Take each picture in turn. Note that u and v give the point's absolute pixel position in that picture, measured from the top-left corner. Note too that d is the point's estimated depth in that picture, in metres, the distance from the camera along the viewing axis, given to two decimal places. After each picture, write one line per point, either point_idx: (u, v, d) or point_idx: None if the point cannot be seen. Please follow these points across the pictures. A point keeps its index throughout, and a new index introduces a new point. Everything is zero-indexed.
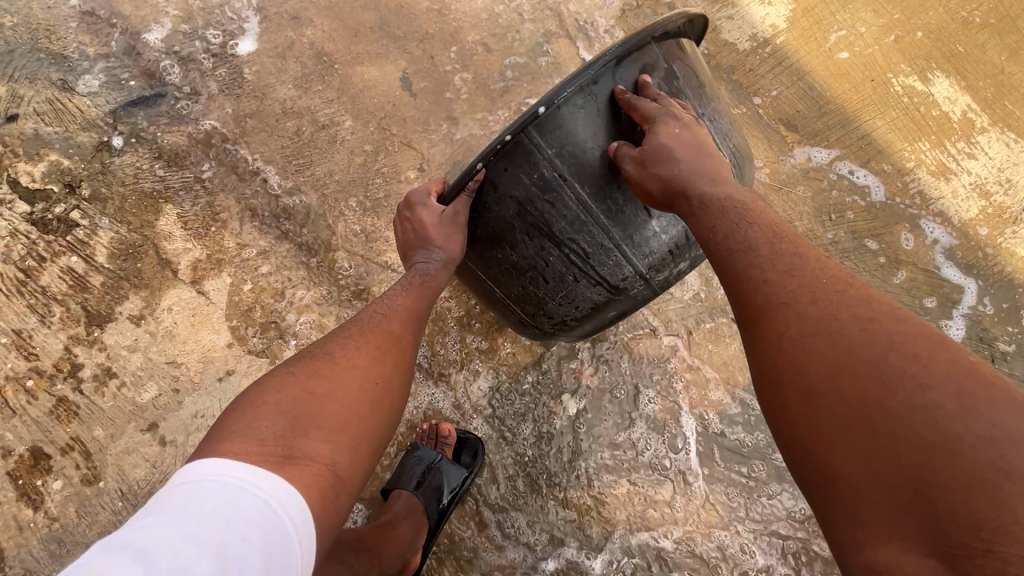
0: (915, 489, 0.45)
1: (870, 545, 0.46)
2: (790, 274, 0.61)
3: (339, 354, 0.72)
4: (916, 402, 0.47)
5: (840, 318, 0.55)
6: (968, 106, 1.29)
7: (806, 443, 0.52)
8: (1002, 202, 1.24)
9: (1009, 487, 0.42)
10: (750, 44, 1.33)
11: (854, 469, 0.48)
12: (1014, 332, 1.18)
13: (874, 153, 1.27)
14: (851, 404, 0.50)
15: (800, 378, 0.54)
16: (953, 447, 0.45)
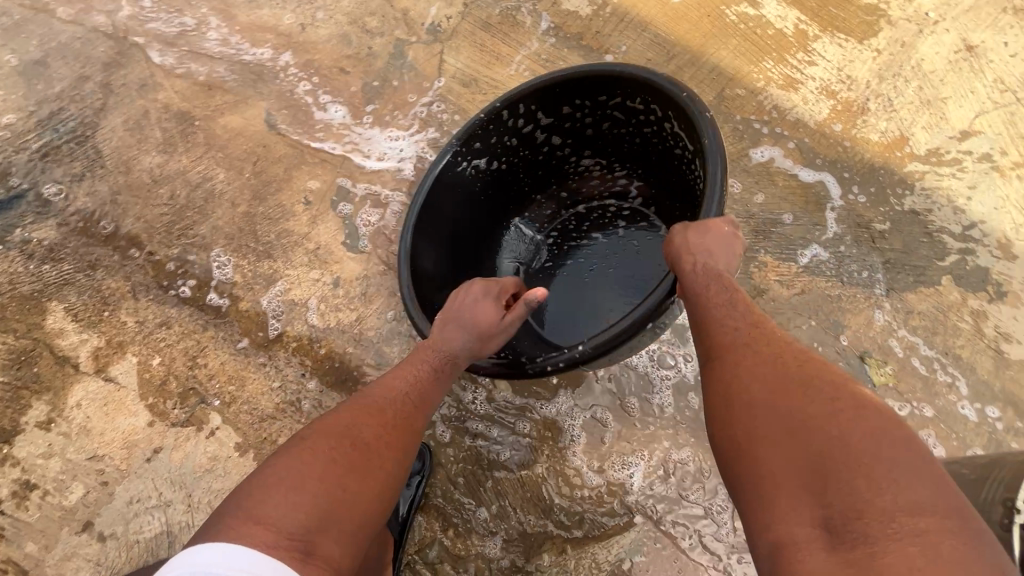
0: (814, 472, 0.54)
1: (774, 521, 0.55)
2: (752, 327, 0.74)
3: (368, 437, 0.75)
4: (826, 410, 0.58)
5: (782, 355, 0.67)
6: (798, 19, 1.39)
7: (740, 438, 0.62)
8: (848, 97, 1.34)
9: (879, 469, 0.52)
10: (591, 9, 1.39)
11: (773, 459, 0.58)
12: (885, 211, 1.27)
13: (726, 81, 1.35)
14: (781, 412, 0.60)
15: (746, 395, 0.65)
16: (845, 440, 0.54)
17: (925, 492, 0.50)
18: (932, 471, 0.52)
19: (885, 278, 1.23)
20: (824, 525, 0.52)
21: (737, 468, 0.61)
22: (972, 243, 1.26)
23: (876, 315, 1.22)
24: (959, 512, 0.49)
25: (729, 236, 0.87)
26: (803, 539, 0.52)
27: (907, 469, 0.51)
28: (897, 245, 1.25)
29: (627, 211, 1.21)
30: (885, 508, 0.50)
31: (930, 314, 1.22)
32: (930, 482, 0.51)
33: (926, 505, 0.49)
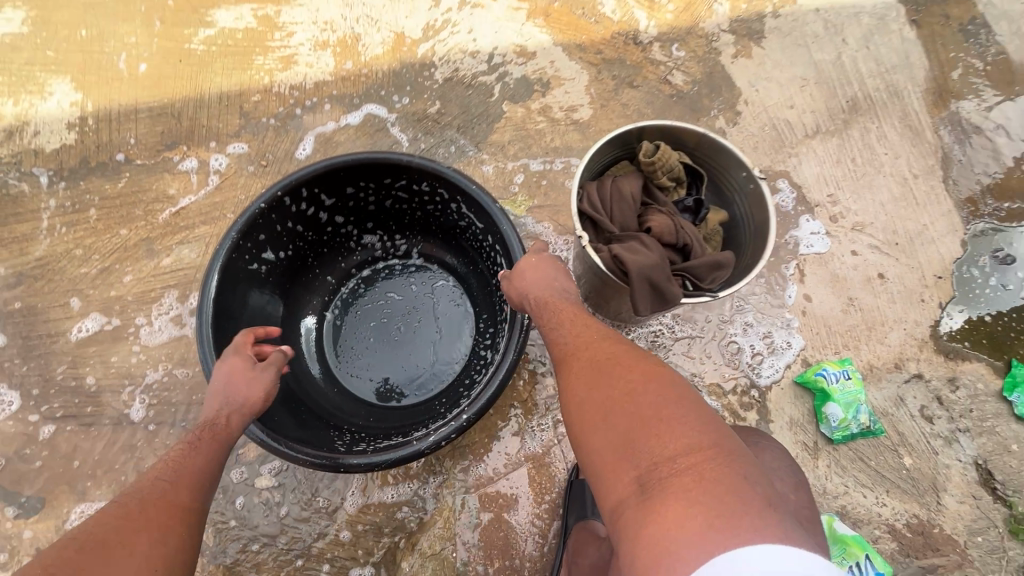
0: (621, 446, 0.64)
1: (608, 496, 0.64)
2: (576, 337, 0.83)
3: (119, 537, 0.61)
4: (625, 392, 0.69)
5: (596, 356, 0.78)
6: (254, 10, 1.47)
7: (580, 434, 0.71)
8: (338, 38, 1.47)
9: (661, 425, 0.63)
10: (75, 132, 1.33)
11: (598, 446, 0.67)
12: (430, 94, 1.42)
13: (238, 98, 1.39)
14: (597, 404, 0.70)
15: (575, 401, 0.74)
16: (639, 412, 0.65)
17: (692, 433, 0.61)
18: (701, 415, 0.64)
19: (468, 139, 1.39)
20: (637, 486, 0.60)
21: (583, 461, 0.70)
22: (501, 69, 1.46)
23: (483, 169, 1.37)
24: (717, 439, 0.61)
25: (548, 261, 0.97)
26: (622, 500, 0.61)
27: (679, 419, 0.63)
28: (456, 110, 1.41)
29: (414, 268, 1.27)
30: (666, 456, 0.60)
31: (516, 137, 1.41)
32: (698, 426, 0.62)
33: (694, 442, 0.60)
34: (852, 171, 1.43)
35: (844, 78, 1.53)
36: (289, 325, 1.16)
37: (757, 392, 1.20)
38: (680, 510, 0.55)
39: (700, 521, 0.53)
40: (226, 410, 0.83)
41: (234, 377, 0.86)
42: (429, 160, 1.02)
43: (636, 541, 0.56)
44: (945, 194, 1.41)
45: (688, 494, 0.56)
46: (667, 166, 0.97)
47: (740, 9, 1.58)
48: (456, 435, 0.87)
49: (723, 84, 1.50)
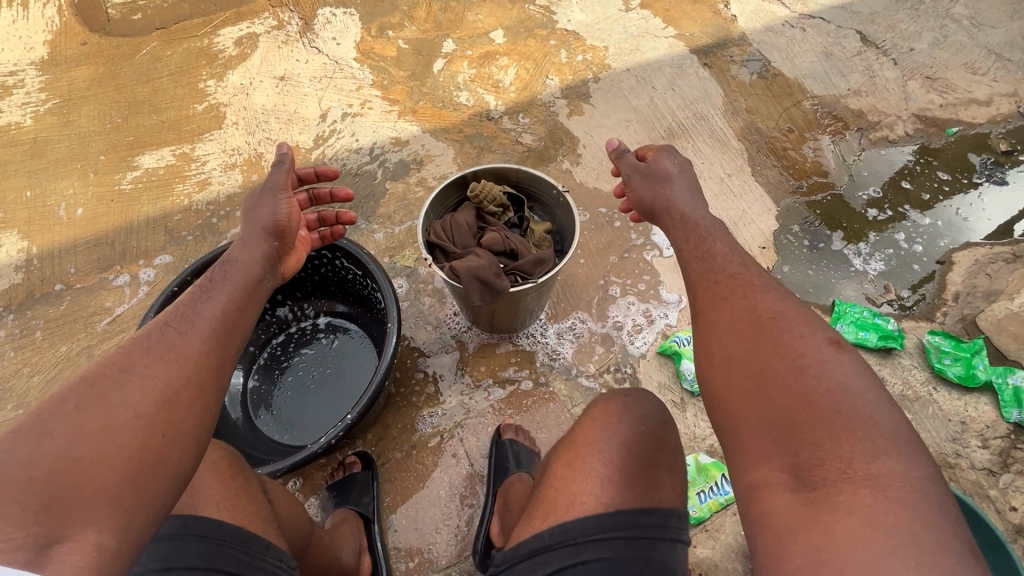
0: (783, 426, 0.70)
1: (751, 465, 0.71)
2: (720, 300, 0.88)
3: (144, 360, 0.74)
4: (796, 369, 0.73)
5: (751, 318, 0.82)
6: (172, 150, 1.79)
7: (725, 395, 0.79)
8: (244, 159, 1.79)
9: (838, 421, 0.67)
10: (23, 272, 1.57)
11: (750, 415, 0.74)
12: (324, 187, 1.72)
13: (163, 219, 1.66)
14: (757, 373, 0.76)
15: (723, 360, 0.81)
16: (812, 397, 0.70)
17: (877, 440, 0.65)
18: (883, 417, 0.67)
19: (359, 216, 1.67)
20: (796, 473, 0.66)
21: (725, 423, 0.77)
22: (381, 157, 1.79)
23: (376, 237, 1.64)
24: (905, 450, 0.64)
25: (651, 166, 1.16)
26: (774, 479, 0.68)
27: (861, 419, 0.67)
28: (347, 195, 1.71)
29: (323, 327, 1.47)
30: (843, 455, 0.65)
31: (400, 207, 1.69)
32: (884, 431, 0.65)
33: (875, 450, 0.64)
34: None
35: (659, 114, 1.90)
36: None
37: (628, 367, 1.39)
38: (853, 519, 0.60)
39: (874, 539, 0.58)
40: (244, 248, 1.02)
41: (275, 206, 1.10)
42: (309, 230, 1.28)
43: (785, 526, 0.64)
44: (756, 183, 1.73)
45: (866, 500, 0.61)
46: (492, 196, 1.25)
47: (567, 80, 1.98)
48: (343, 434, 1.08)
49: (563, 136, 1.85)
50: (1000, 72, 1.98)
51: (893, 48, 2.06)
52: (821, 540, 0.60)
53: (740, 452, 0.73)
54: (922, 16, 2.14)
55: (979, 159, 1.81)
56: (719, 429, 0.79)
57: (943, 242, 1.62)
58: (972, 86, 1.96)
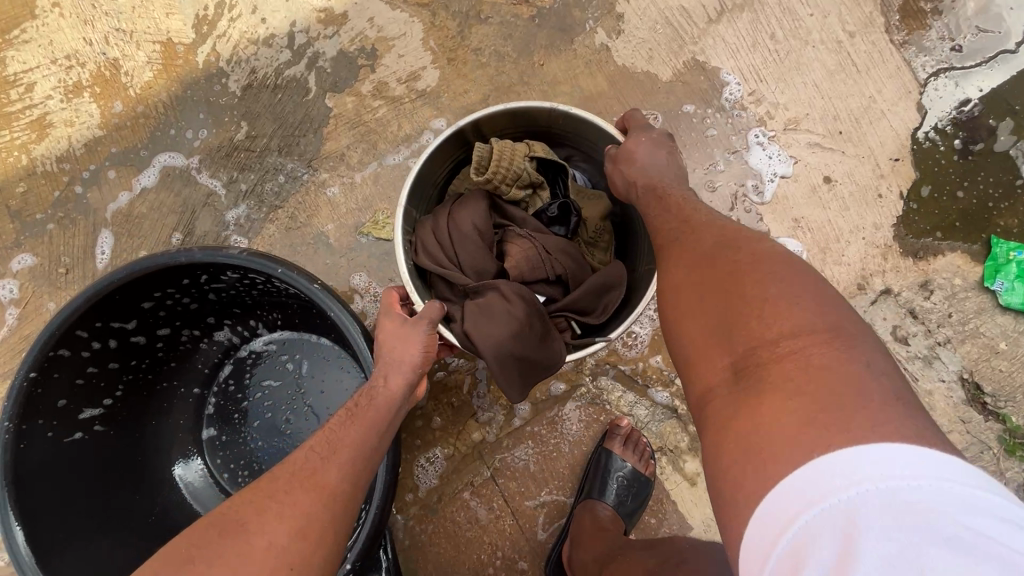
0: (720, 331, 0.56)
1: (695, 377, 0.57)
2: (660, 215, 0.71)
3: (292, 468, 0.64)
4: (732, 264, 0.58)
5: (690, 227, 0.66)
6: None
7: (664, 308, 0.64)
8: (91, 72, 1.13)
9: (776, 310, 0.53)
10: None
11: (691, 327, 0.59)
12: (232, 114, 1.11)
13: (2, 195, 1.10)
14: (690, 275, 0.61)
15: (664, 268, 0.65)
16: (745, 291, 0.55)
17: (814, 320, 0.51)
18: (831, 306, 0.53)
19: (295, 160, 1.10)
20: (732, 373, 0.53)
21: (669, 340, 0.62)
22: (309, 51, 1.13)
23: (329, 193, 1.10)
24: (849, 333, 0.50)
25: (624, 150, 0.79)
26: (715, 384, 0.54)
27: (802, 307, 0.52)
28: (270, 125, 1.11)
29: (287, 345, 1.04)
30: (777, 341, 0.51)
31: (355, 137, 1.11)
32: (826, 314, 0.52)
33: (813, 330, 0.51)
34: (773, 52, 1.14)
35: None
36: (156, 465, 0.97)
37: None
38: (795, 417, 0.46)
39: (807, 429, 0.45)
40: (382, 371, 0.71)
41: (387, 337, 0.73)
42: (213, 251, 0.78)
43: (726, 433, 0.50)
44: (891, 47, 1.13)
45: (801, 389, 0.47)
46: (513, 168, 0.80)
47: None
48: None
49: None
50: None
51: None
52: (763, 451, 0.46)
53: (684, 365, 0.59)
54: None
55: None
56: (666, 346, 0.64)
57: None
58: None
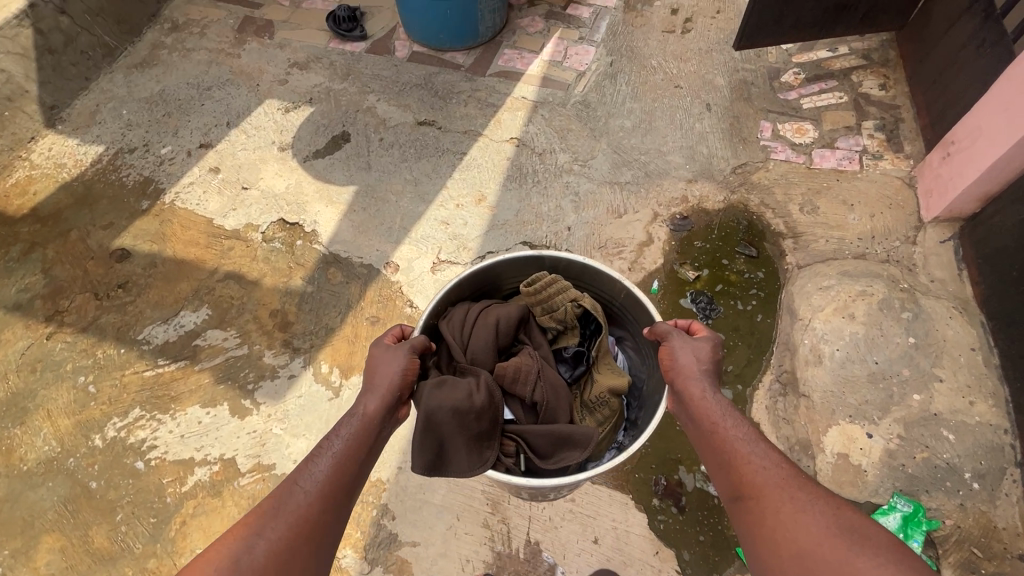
0: (791, 501, 1.00)
1: (783, 533, 0.97)
2: (715, 415, 1.19)
3: (346, 434, 1.17)
4: (785, 474, 1.05)
5: (744, 437, 1.13)
6: None
7: (749, 489, 1.05)
8: None
9: (823, 499, 0.99)
10: None
11: (771, 500, 1.01)
12: None
13: None
14: (761, 472, 1.06)
15: (736, 457, 1.10)
16: (791, 486, 1.02)
17: (840, 510, 0.97)
18: (839, 501, 0.99)
19: None
20: (809, 526, 0.95)
21: (752, 505, 1.03)
22: None
23: None
24: (853, 515, 0.97)
25: (674, 339, 1.34)
26: (802, 534, 0.95)
27: (826, 501, 0.99)
28: None
29: None
30: (819, 517, 0.96)
31: None
32: (836, 501, 1.00)
33: (838, 510, 0.97)
34: (546, 551, 1.65)
35: (468, 490, 1.75)
36: None
37: None
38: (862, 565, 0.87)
39: (869, 559, 0.88)
40: (378, 393, 1.26)
41: (389, 360, 1.31)
42: None
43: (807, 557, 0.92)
44: (597, 488, 1.73)
45: (851, 538, 0.92)
46: (557, 300, 1.82)
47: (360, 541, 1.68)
48: None
49: None
50: (631, 201, 2.31)
51: (557, 240, 2.23)
52: None
53: (769, 525, 0.99)
54: (547, 190, 2.35)
55: (689, 297, 2.08)
56: (740, 506, 1.06)
57: (741, 406, 1.78)
58: (629, 231, 2.23)
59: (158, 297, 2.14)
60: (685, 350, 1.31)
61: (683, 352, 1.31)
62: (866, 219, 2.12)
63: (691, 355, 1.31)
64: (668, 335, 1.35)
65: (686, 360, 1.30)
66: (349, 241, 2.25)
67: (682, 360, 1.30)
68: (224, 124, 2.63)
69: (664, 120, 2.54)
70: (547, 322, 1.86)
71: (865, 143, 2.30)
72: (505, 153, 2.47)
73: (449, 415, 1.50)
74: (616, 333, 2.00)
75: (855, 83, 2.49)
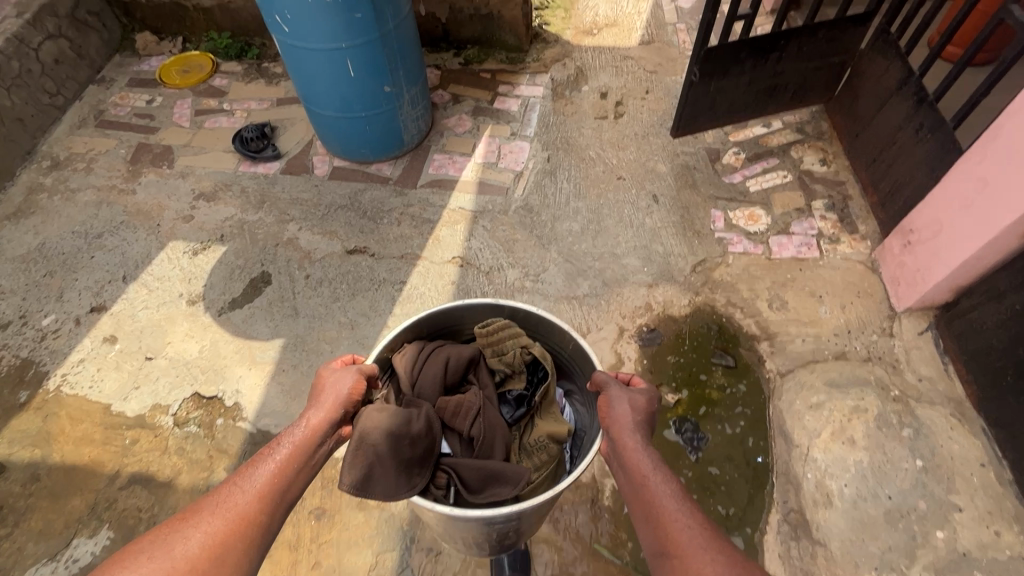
0: (721, 570, 0.83)
1: None
2: (644, 467, 1.03)
3: (291, 441, 1.07)
4: (710, 538, 0.88)
5: (672, 491, 0.97)
6: None
7: (672, 552, 0.88)
8: None
9: (758, 574, 0.83)
10: None
11: (697, 567, 0.84)
12: None
13: None
14: (686, 532, 0.89)
15: (661, 515, 0.93)
16: (720, 553, 0.86)
17: None
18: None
19: None
20: None
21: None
22: None
23: None
24: None
25: (610, 387, 1.19)
26: None
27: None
28: None
29: None
30: None
31: None
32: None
33: None
34: None
35: None
36: None
37: None
38: None
39: None
40: (328, 406, 1.14)
41: (339, 382, 1.18)
42: None
43: None
44: None
45: None
46: (505, 343, 1.41)
47: None
48: None
49: None
50: (593, 317, 2.12)
51: None
52: None
53: None
54: None
55: (673, 427, 1.84)
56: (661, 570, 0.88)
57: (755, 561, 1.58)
58: (596, 354, 2.02)
59: (42, 524, 1.73)
60: (618, 398, 1.17)
61: (618, 399, 1.17)
62: (838, 312, 2.01)
63: (624, 402, 1.16)
64: (604, 384, 1.21)
65: (618, 407, 1.15)
66: (280, 411, 1.92)
67: (619, 411, 1.14)
68: (119, 279, 2.27)
69: (612, 217, 2.40)
70: (493, 365, 1.41)
71: (819, 226, 2.22)
72: (449, 277, 2.24)
73: (386, 440, 1.15)
74: (561, 386, 1.53)
75: (796, 159, 2.45)
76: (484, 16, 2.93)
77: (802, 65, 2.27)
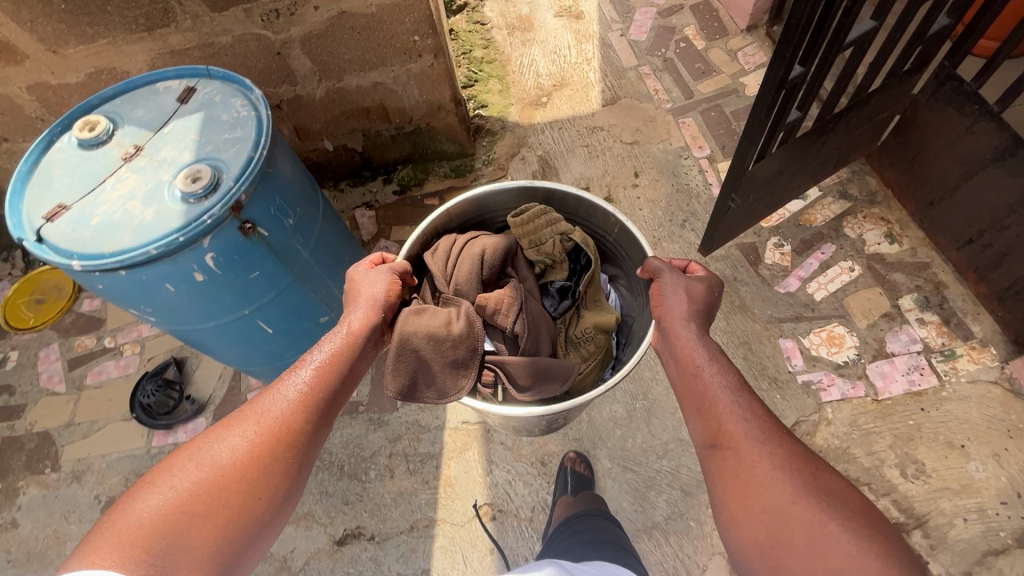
0: (777, 460, 0.89)
1: (754, 487, 0.87)
2: (697, 357, 1.06)
3: (332, 349, 1.09)
4: (769, 432, 0.93)
5: (724, 379, 1.02)
6: None
7: (726, 436, 0.94)
8: None
9: (810, 465, 0.89)
10: None
11: (750, 453, 0.90)
12: None
13: None
14: (741, 421, 0.95)
15: (711, 397, 1.00)
16: (774, 443, 0.91)
17: (830, 478, 0.87)
18: (827, 472, 0.88)
19: None
20: (791, 489, 0.85)
21: (724, 457, 0.93)
22: None
23: None
24: (844, 489, 0.86)
25: (666, 279, 1.18)
26: (779, 500, 0.84)
27: (814, 467, 0.88)
28: None
29: None
30: (808, 484, 0.85)
31: None
32: (825, 469, 0.89)
33: (827, 480, 0.87)
34: None
35: None
36: None
37: None
38: (848, 549, 0.76)
39: (847, 532, 0.78)
40: (364, 317, 1.15)
41: (374, 287, 1.20)
42: None
43: (781, 522, 0.82)
44: None
45: (838, 515, 0.81)
46: (544, 232, 1.38)
47: None
48: None
49: None
50: (689, 554, 1.60)
51: None
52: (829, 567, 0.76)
53: (742, 480, 0.89)
54: None
55: None
56: (709, 451, 0.95)
57: None
58: None
59: None
60: (673, 292, 1.16)
61: (675, 294, 1.16)
62: (994, 470, 1.55)
63: (680, 295, 1.16)
64: (663, 274, 1.19)
65: (669, 297, 1.16)
66: None
67: (670, 300, 1.16)
68: None
69: (659, 381, 1.84)
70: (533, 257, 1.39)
71: (922, 336, 1.74)
72: (484, 543, 1.66)
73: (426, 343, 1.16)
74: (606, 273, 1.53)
75: (856, 240, 1.93)
76: (409, 133, 2.25)
77: (850, 134, 1.74)
